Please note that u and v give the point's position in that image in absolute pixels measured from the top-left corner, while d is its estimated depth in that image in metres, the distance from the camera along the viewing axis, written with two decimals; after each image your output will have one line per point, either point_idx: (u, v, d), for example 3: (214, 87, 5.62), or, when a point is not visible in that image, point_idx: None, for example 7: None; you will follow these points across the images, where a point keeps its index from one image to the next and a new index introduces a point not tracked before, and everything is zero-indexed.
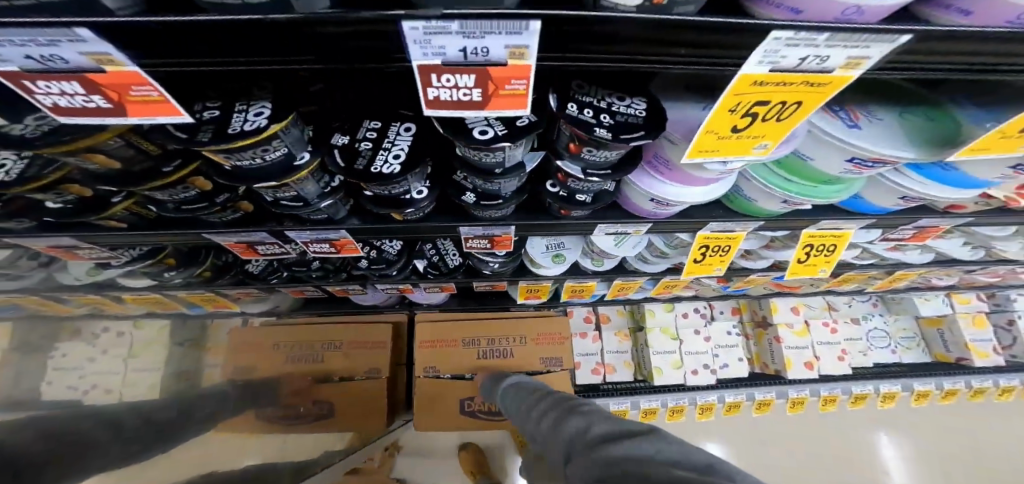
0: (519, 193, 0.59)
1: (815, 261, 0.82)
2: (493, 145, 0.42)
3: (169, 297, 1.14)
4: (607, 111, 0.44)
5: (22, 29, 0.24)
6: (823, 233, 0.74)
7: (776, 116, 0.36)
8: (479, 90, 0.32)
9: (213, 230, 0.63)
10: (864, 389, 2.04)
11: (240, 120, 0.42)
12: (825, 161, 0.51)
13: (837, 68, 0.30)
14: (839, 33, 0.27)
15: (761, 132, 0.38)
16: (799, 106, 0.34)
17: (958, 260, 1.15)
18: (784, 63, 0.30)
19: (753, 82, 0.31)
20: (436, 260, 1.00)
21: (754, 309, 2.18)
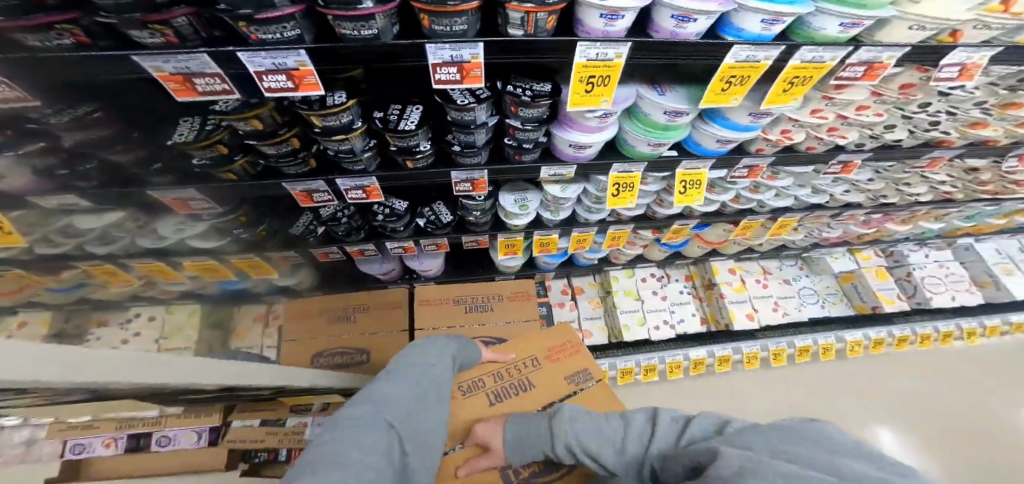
0: (487, 144, 0.96)
1: (692, 192, 1.17)
2: (466, 106, 0.80)
3: (220, 264, 1.46)
4: (528, 88, 0.83)
5: (281, 50, 0.62)
6: (689, 172, 1.13)
7: (602, 83, 0.75)
8: (459, 75, 0.70)
9: (290, 179, 0.98)
10: (804, 342, 2.29)
11: (333, 99, 0.80)
12: (654, 114, 0.92)
13: (614, 57, 0.70)
14: (603, 42, 0.67)
15: (601, 93, 0.77)
16: (609, 77, 0.74)
17: (815, 206, 1.57)
18: (590, 56, 0.70)
19: (581, 65, 0.71)
20: (433, 218, 1.33)
21: (703, 275, 2.41)
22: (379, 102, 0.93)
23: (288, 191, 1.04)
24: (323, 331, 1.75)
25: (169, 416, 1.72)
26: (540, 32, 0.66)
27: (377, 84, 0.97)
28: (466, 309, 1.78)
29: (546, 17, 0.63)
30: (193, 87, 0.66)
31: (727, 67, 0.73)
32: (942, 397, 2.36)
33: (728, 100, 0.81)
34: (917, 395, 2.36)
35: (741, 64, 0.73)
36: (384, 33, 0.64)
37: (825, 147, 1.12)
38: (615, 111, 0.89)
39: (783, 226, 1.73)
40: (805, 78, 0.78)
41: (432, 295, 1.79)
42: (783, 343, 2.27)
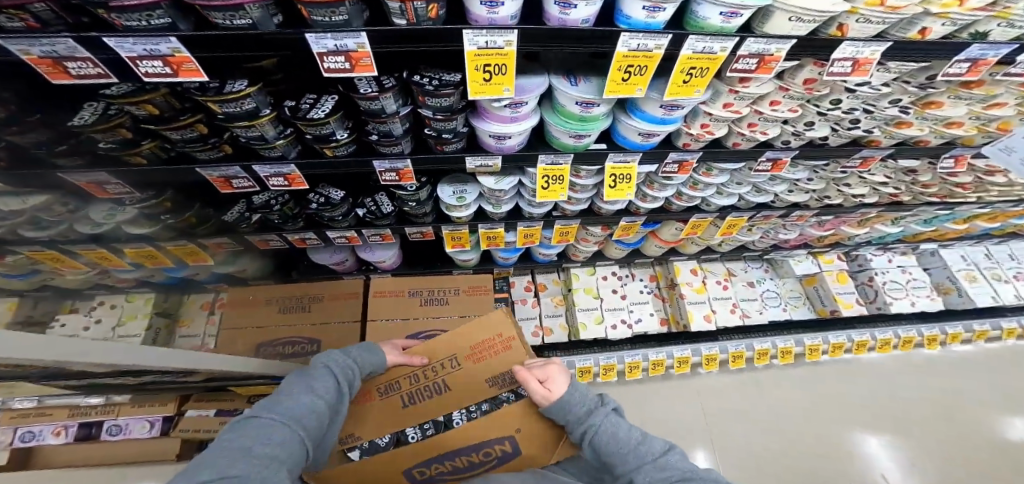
0: (406, 134, 0.96)
1: (621, 187, 1.18)
2: (368, 95, 0.80)
3: (159, 251, 1.46)
4: (434, 77, 0.83)
5: (151, 38, 0.61)
6: (618, 166, 1.12)
7: (499, 71, 0.76)
8: (349, 63, 0.70)
9: (204, 164, 0.97)
10: (763, 346, 2.31)
11: (231, 86, 0.78)
12: (568, 105, 0.93)
13: (505, 46, 0.71)
14: (491, 30, 0.68)
15: (500, 81, 0.78)
16: (505, 66, 0.74)
17: (764, 205, 1.59)
18: (480, 44, 0.70)
19: (473, 54, 0.71)
20: (373, 208, 1.34)
21: (666, 275, 2.44)
22: (297, 92, 0.92)
23: (205, 176, 1.02)
24: (270, 319, 1.76)
25: (125, 403, 1.84)
26: (423, 21, 0.67)
27: (295, 72, 0.96)
28: (421, 301, 1.78)
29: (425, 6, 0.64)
30: (66, 70, 0.65)
31: (620, 55, 0.76)
32: (914, 417, 2.37)
33: (631, 90, 0.83)
34: (886, 408, 2.39)
35: (633, 54, 0.76)
36: (261, 22, 0.63)
37: (749, 142, 1.15)
38: (526, 100, 0.89)
39: (732, 225, 1.68)
40: (702, 71, 0.82)
41: (387, 287, 1.80)
42: (742, 345, 2.30)
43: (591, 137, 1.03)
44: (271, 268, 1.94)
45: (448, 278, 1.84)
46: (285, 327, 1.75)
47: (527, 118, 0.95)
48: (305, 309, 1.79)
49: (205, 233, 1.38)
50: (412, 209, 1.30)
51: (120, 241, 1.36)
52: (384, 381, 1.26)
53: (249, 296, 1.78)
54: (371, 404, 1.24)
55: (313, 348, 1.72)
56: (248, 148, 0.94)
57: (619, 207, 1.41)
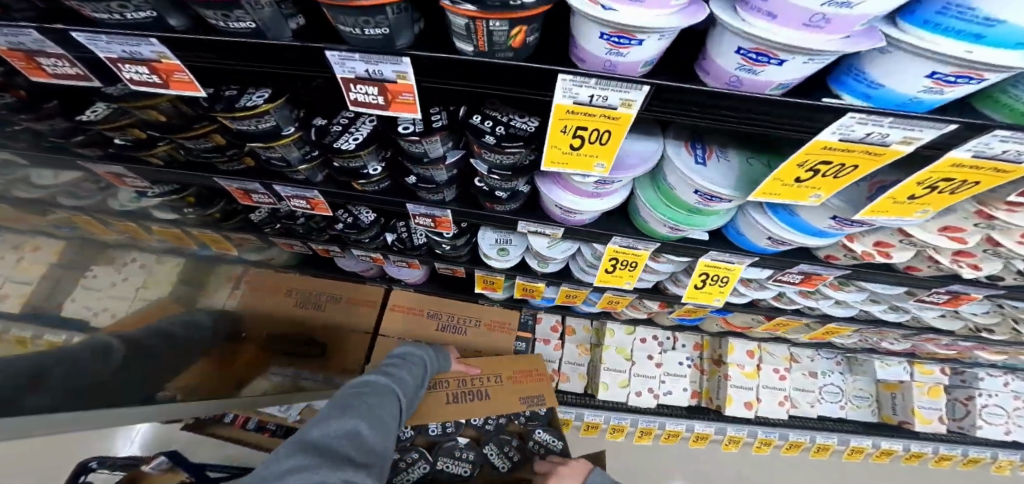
0: (450, 182, 0.75)
1: (710, 290, 0.99)
2: (410, 136, 0.59)
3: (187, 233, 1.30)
4: (504, 124, 0.61)
5: (125, 35, 0.46)
6: (717, 264, 0.91)
7: (597, 140, 0.52)
8: (382, 97, 0.50)
9: (222, 175, 0.81)
10: (800, 437, 1.91)
11: (247, 98, 0.60)
12: (681, 189, 0.68)
13: (619, 106, 0.46)
14: (601, 79, 0.44)
15: (594, 152, 0.55)
16: (609, 133, 0.51)
17: (881, 320, 1.26)
18: (580, 98, 0.47)
19: (566, 110, 0.48)
20: (403, 236, 1.13)
21: (714, 347, 2.01)
22: (330, 106, 0.71)
23: (223, 185, 0.87)
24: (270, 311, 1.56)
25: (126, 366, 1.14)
26: (499, 50, 0.43)
27: None
28: (437, 326, 1.56)
29: (502, 27, 0.39)
30: (40, 68, 0.55)
31: (822, 143, 0.47)
32: None
33: (803, 194, 0.57)
34: None
35: (847, 146, 0.47)
36: (270, 29, 0.44)
37: (932, 272, 0.85)
38: (618, 178, 0.64)
39: (833, 330, 1.41)
40: (962, 184, 0.51)
41: (405, 301, 1.58)
42: (774, 434, 1.89)
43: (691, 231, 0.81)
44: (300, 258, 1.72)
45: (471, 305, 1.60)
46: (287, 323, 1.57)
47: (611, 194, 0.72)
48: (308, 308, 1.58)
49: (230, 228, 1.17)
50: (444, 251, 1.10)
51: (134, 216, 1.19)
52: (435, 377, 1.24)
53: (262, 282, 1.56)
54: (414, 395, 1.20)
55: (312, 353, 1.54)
56: (266, 166, 0.77)
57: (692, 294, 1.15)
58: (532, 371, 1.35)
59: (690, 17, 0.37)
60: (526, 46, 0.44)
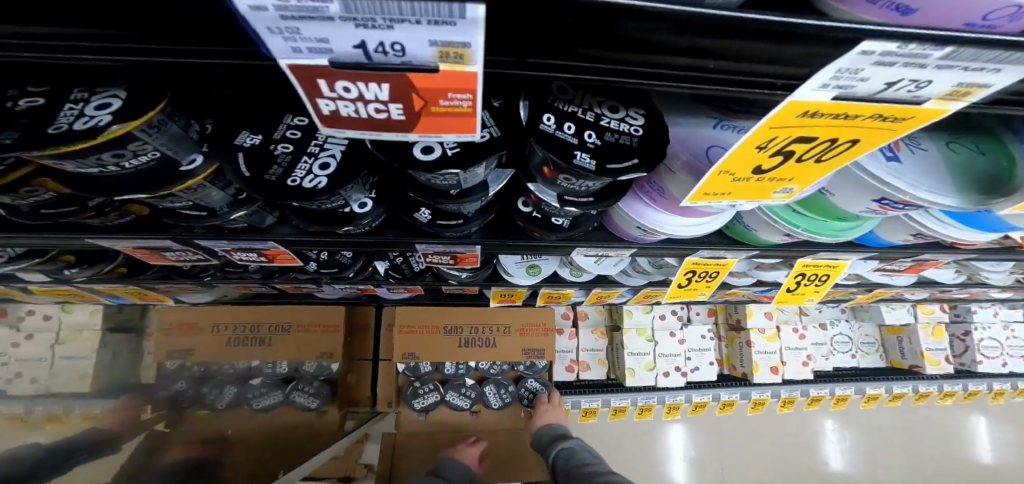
0: (485, 212, 0.47)
1: (804, 291, 0.84)
2: (440, 170, 0.32)
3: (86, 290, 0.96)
4: (594, 126, 0.36)
5: None
6: (819, 262, 0.75)
7: (816, 154, 0.28)
8: (399, 105, 0.21)
9: (100, 235, 0.50)
10: (822, 393, 1.86)
11: (69, 116, 0.28)
12: (846, 198, 0.47)
13: (933, 100, 0.22)
14: (966, 49, 0.18)
15: (788, 173, 0.31)
16: (851, 145, 0.27)
17: (938, 282, 1.14)
18: (859, 88, 0.21)
19: (805, 111, 0.22)
20: (399, 263, 0.85)
21: (730, 313, 1.89)
22: (251, 113, 0.40)
23: (113, 244, 0.56)
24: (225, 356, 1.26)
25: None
26: None
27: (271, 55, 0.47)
28: (459, 342, 1.36)
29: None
30: None
31: None
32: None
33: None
34: (948, 473, 2.07)
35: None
36: None
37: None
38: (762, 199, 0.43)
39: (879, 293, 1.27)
40: None
41: (416, 319, 1.36)
42: (796, 392, 1.81)
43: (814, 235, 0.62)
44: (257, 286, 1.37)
45: (493, 310, 1.39)
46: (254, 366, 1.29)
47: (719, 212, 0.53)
48: (266, 344, 1.29)
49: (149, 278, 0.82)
50: (458, 281, 0.85)
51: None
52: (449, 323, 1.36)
53: (190, 320, 1.25)
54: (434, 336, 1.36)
55: (314, 407, 1.32)
56: (169, 220, 0.46)
57: (751, 281, 1.00)
58: (538, 326, 1.41)
59: None
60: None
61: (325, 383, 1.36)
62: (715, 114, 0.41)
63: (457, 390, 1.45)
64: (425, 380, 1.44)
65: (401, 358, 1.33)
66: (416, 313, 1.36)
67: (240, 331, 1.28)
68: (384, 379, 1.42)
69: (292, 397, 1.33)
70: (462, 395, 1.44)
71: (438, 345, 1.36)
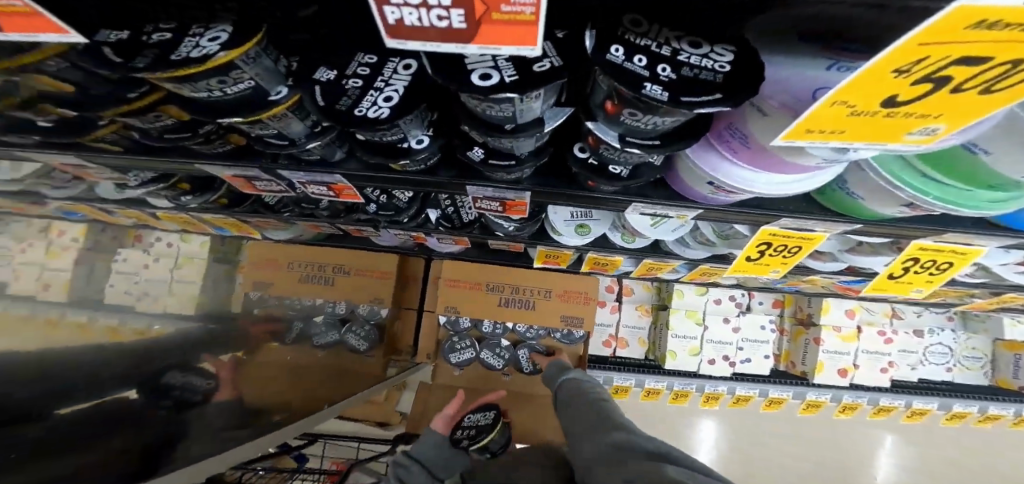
0: (538, 155, 0.47)
1: (914, 279, 0.72)
2: (496, 95, 0.31)
3: (196, 219, 1.10)
4: (670, 60, 0.33)
5: None
6: (938, 247, 0.64)
7: (978, 87, 0.24)
8: (460, 12, 0.21)
9: (206, 162, 0.57)
10: (893, 403, 1.66)
11: (189, 46, 0.33)
12: (1005, 159, 0.38)
13: None
14: None
15: (932, 113, 0.27)
16: None
17: None
18: None
19: (981, 21, 0.18)
20: (450, 213, 0.87)
21: (801, 306, 1.73)
22: (330, 51, 0.42)
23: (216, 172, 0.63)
24: (298, 291, 1.40)
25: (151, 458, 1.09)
26: None
27: None
28: (500, 300, 1.40)
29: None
30: None
31: None
32: None
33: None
34: None
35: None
36: None
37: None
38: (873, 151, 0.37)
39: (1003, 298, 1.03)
40: None
41: (463, 274, 1.41)
42: (863, 399, 1.62)
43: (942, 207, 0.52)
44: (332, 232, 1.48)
45: (536, 273, 1.40)
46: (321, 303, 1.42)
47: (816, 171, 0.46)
48: (331, 284, 1.40)
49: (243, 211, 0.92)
50: (505, 232, 0.86)
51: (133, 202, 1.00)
52: (498, 283, 1.40)
53: (272, 255, 1.40)
54: (480, 293, 1.40)
55: (363, 348, 1.40)
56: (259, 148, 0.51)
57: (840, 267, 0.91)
58: (579, 293, 1.40)
59: None
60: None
61: (375, 327, 1.42)
62: (829, 55, 0.35)
63: (492, 349, 1.48)
64: (463, 337, 1.48)
65: (443, 309, 1.40)
66: (464, 269, 1.40)
67: (309, 270, 1.40)
68: (426, 329, 1.50)
69: (345, 337, 1.42)
70: (497, 355, 1.47)
71: (484, 307, 1.40)
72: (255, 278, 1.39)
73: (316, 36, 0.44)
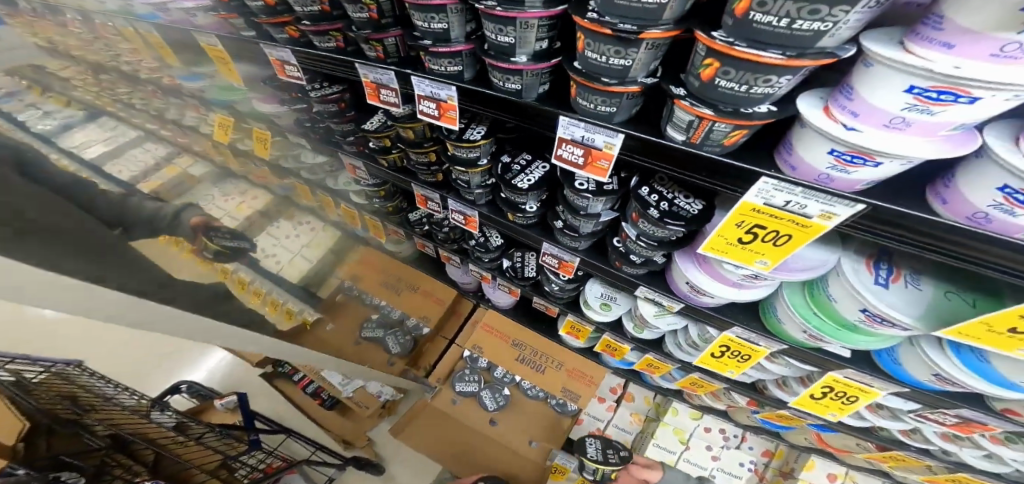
0: (592, 234, 0.81)
1: (830, 403, 0.89)
2: (582, 192, 0.68)
3: (361, 216, 1.51)
4: (668, 200, 0.64)
5: (436, 82, 0.65)
6: (848, 382, 0.80)
7: (773, 240, 0.51)
8: (583, 158, 0.60)
9: (419, 181, 1.01)
10: None
11: (470, 132, 0.78)
12: (843, 304, 0.59)
13: (815, 216, 0.45)
14: (808, 189, 0.44)
15: (761, 250, 0.53)
16: (789, 238, 0.49)
17: None
18: (774, 201, 0.47)
19: (752, 208, 0.49)
20: (517, 266, 1.20)
21: (788, 459, 1.69)
22: (510, 148, 0.84)
23: (413, 188, 1.07)
24: (375, 290, 1.75)
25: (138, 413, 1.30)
26: (709, 145, 0.48)
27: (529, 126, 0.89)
28: (517, 356, 1.61)
29: (737, 85, 0.41)
30: (379, 98, 0.78)
31: None
32: None
33: (1010, 346, 0.48)
34: None
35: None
36: (527, 88, 0.58)
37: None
38: (772, 276, 0.60)
39: (957, 481, 1.12)
40: None
41: (498, 324, 1.66)
42: None
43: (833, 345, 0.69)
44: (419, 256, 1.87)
45: (557, 345, 1.63)
46: (383, 306, 1.74)
47: (754, 289, 0.66)
48: (398, 294, 1.73)
49: (393, 220, 1.40)
50: (551, 290, 1.16)
51: (326, 190, 1.47)
52: (520, 339, 1.63)
53: (370, 259, 1.79)
54: (502, 342, 1.63)
55: (394, 351, 1.67)
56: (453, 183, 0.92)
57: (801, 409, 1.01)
58: (585, 375, 1.59)
59: (959, 146, 0.36)
60: (736, 145, 0.48)
61: (411, 340, 1.70)
62: None
63: (494, 392, 1.66)
64: (474, 372, 1.71)
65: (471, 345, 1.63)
66: (501, 321, 1.66)
67: (388, 278, 1.76)
68: (448, 357, 1.75)
69: (386, 338, 1.70)
70: (494, 398, 1.64)
71: (500, 354, 1.62)
72: (350, 269, 1.77)
73: (513, 138, 0.85)
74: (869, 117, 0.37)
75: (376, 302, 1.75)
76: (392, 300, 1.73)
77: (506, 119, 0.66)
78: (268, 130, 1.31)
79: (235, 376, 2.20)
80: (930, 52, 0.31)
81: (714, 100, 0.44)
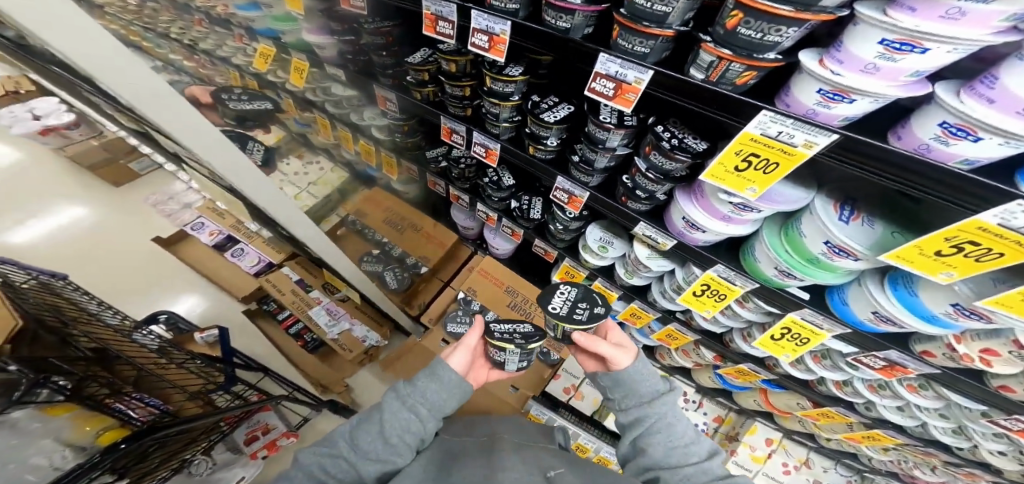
0: (605, 171, 0.93)
1: (785, 344, 1.02)
2: (604, 124, 0.79)
3: (377, 154, 1.60)
4: (677, 138, 0.75)
5: (494, 18, 0.75)
6: (804, 324, 0.92)
7: (764, 168, 0.62)
8: (613, 92, 0.70)
9: (449, 115, 1.14)
10: None
11: (510, 70, 0.90)
12: (811, 239, 0.72)
13: (800, 145, 0.56)
14: (796, 122, 0.55)
15: (753, 178, 0.65)
16: (777, 166, 0.60)
17: (951, 456, 1.11)
18: (769, 132, 0.58)
19: (750, 137, 0.60)
20: (523, 208, 1.32)
21: (735, 425, 1.81)
22: (540, 91, 0.97)
23: (439, 121, 1.19)
24: (379, 227, 1.82)
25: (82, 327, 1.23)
26: (724, 83, 0.59)
27: (564, 76, 1.04)
28: (510, 303, 1.72)
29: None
30: (436, 26, 0.89)
31: (978, 224, 0.49)
32: None
33: (935, 269, 0.58)
34: None
35: (1002, 231, 0.48)
36: (575, 27, 0.67)
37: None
38: (760, 207, 0.73)
39: (870, 437, 1.29)
40: (989, 253, 0.51)
41: (494, 271, 1.76)
42: None
43: (799, 282, 0.82)
44: (425, 203, 1.97)
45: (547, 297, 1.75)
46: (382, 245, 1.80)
47: (739, 224, 0.79)
48: (400, 231, 1.80)
49: (409, 157, 1.54)
50: (557, 230, 1.29)
51: (349, 124, 1.58)
52: (512, 288, 1.74)
53: (377, 198, 1.84)
54: (497, 289, 1.73)
55: (392, 287, 1.71)
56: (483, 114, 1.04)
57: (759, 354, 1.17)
58: None
59: (911, 91, 0.46)
60: (746, 86, 0.59)
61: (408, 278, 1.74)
62: None
63: None
64: (467, 314, 1.69)
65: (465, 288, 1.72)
66: (497, 268, 1.76)
67: (394, 218, 1.82)
68: (441, 298, 1.77)
69: (384, 273, 1.72)
70: None
71: (491, 299, 1.72)
72: (358, 207, 1.85)
73: (545, 83, 1.00)
74: (850, 65, 0.48)
75: (376, 240, 1.82)
76: (395, 238, 1.80)
77: (548, 54, 0.75)
78: (307, 61, 1.43)
79: (215, 309, 2.13)
80: (901, 15, 0.42)
81: (732, 45, 0.54)
